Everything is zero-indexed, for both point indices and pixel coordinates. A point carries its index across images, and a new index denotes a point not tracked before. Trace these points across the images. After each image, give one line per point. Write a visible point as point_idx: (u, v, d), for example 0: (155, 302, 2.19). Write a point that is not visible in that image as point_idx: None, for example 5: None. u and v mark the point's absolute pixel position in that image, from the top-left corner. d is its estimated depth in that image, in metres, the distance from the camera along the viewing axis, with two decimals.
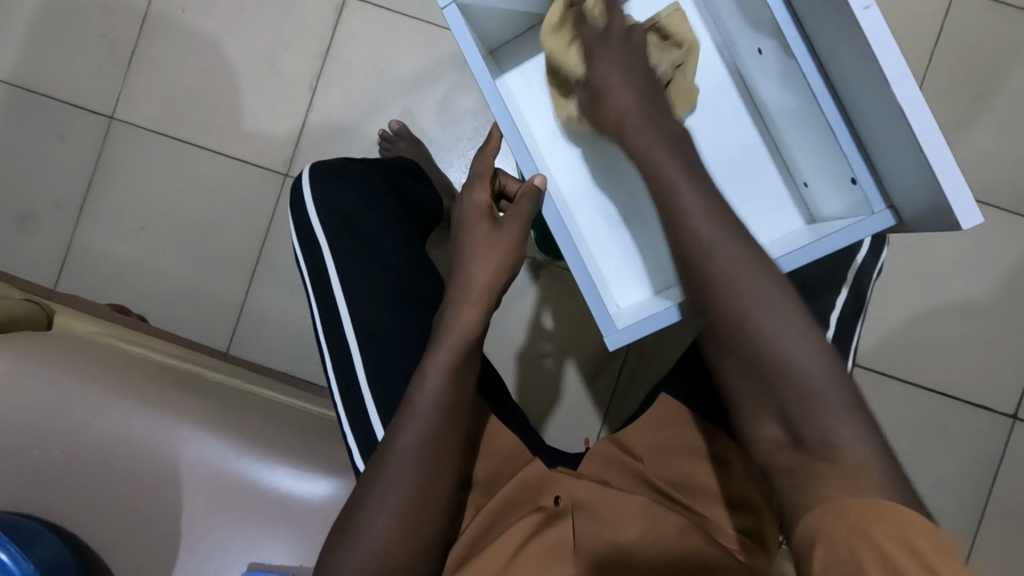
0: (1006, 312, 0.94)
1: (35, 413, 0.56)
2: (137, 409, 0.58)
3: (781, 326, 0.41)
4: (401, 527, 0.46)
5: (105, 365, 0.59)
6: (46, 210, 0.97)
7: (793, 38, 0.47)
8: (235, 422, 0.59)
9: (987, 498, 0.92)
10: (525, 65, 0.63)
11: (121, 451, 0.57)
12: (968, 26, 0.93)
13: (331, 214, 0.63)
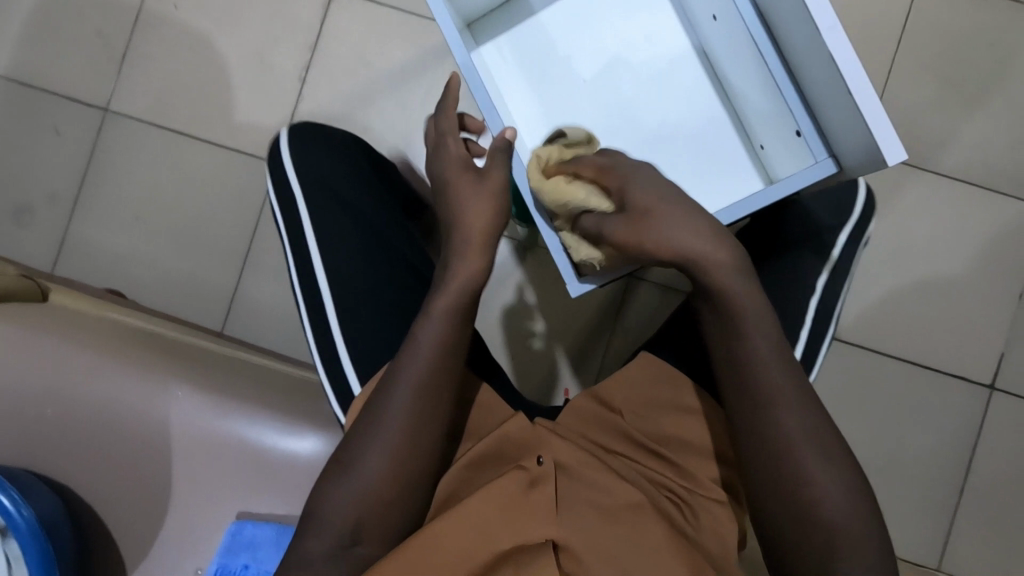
0: (982, 287, 0.96)
1: (31, 375, 0.58)
2: (127, 373, 0.59)
3: (825, 475, 0.48)
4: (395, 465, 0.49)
5: (97, 331, 0.61)
6: (43, 198, 0.99)
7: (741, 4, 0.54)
8: (219, 384, 0.60)
9: (968, 466, 0.94)
10: (499, 38, 0.66)
11: (112, 412, 0.58)
12: (934, 9, 0.97)
13: (310, 177, 0.66)
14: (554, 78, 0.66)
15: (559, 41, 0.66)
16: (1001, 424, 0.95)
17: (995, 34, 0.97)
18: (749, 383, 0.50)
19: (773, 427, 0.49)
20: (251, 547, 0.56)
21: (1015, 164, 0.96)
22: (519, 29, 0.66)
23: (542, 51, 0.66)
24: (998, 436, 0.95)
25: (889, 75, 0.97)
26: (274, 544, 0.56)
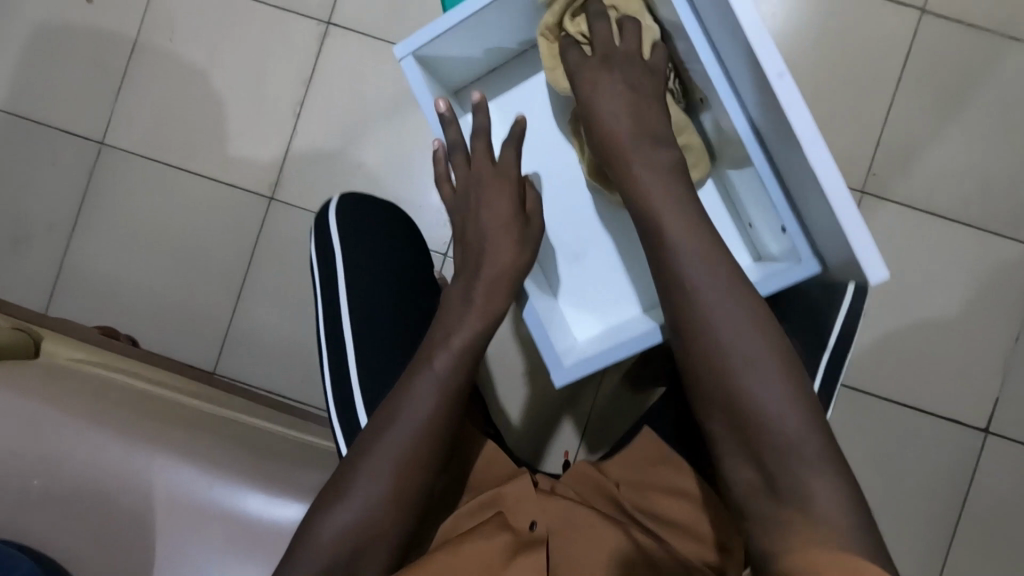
0: (978, 329, 0.95)
1: (19, 441, 0.58)
2: (114, 439, 0.60)
3: (767, 384, 0.44)
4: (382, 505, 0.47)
5: (83, 396, 0.61)
6: (37, 232, 0.99)
7: (717, 80, 0.50)
8: (205, 452, 0.61)
9: (963, 511, 0.93)
10: (489, 103, 0.66)
11: (98, 478, 0.59)
12: (935, 45, 0.95)
13: (348, 230, 0.67)
14: (543, 139, 0.65)
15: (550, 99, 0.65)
16: (996, 468, 0.94)
17: (996, 72, 0.95)
18: (700, 338, 0.46)
19: (713, 347, 0.46)
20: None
21: (1012, 205, 0.95)
22: (508, 92, 0.66)
23: (533, 111, 0.65)
24: (993, 481, 0.93)
25: (889, 113, 0.96)
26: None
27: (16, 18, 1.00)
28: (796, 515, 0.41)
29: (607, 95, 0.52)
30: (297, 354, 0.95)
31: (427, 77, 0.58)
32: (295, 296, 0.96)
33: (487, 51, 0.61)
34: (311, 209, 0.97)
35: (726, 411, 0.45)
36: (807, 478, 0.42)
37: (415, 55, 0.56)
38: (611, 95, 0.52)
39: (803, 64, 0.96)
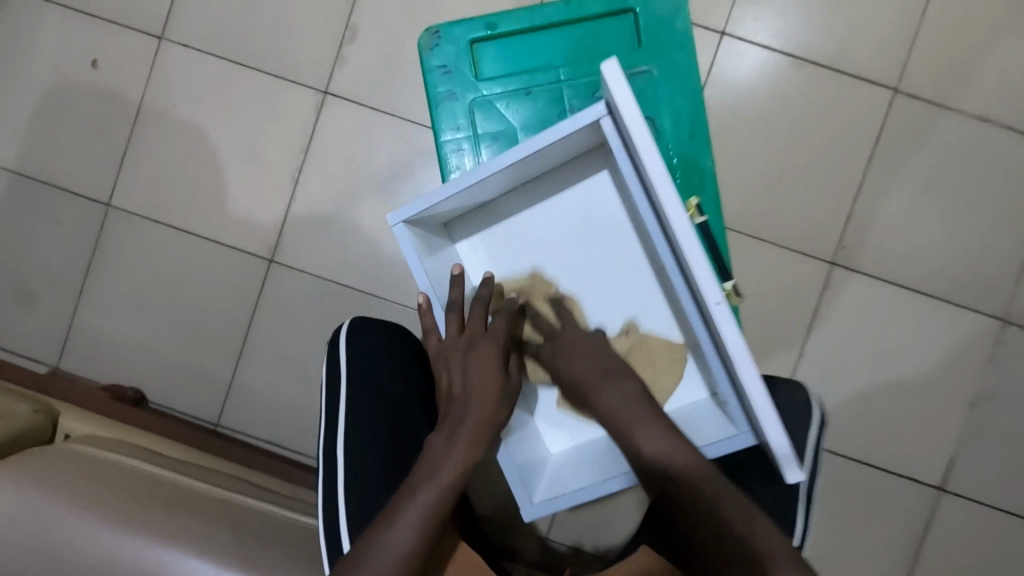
0: (939, 392, 1.01)
1: (38, 534, 0.62)
2: (126, 529, 0.63)
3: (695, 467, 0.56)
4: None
5: (94, 488, 0.65)
6: (48, 291, 1.04)
7: (672, 269, 0.56)
8: (212, 540, 0.65)
9: (915, 561, 1.00)
10: (477, 236, 0.74)
11: (112, 567, 0.62)
12: (907, 124, 1.00)
13: (356, 354, 0.72)
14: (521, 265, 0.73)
15: (527, 230, 0.72)
16: (948, 524, 1.00)
17: (966, 148, 0.99)
18: (638, 454, 0.59)
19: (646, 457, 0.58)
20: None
21: (974, 277, 1.00)
22: (491, 225, 0.74)
23: (512, 241, 0.73)
24: (945, 535, 1.00)
25: (860, 187, 1.00)
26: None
27: (24, 82, 1.04)
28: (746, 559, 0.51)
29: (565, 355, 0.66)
30: (295, 409, 1.02)
31: (417, 233, 0.66)
32: (294, 355, 1.02)
33: (468, 200, 0.68)
34: (311, 272, 1.02)
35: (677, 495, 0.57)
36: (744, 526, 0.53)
37: (405, 219, 0.64)
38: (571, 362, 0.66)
39: (778, 140, 1.01)
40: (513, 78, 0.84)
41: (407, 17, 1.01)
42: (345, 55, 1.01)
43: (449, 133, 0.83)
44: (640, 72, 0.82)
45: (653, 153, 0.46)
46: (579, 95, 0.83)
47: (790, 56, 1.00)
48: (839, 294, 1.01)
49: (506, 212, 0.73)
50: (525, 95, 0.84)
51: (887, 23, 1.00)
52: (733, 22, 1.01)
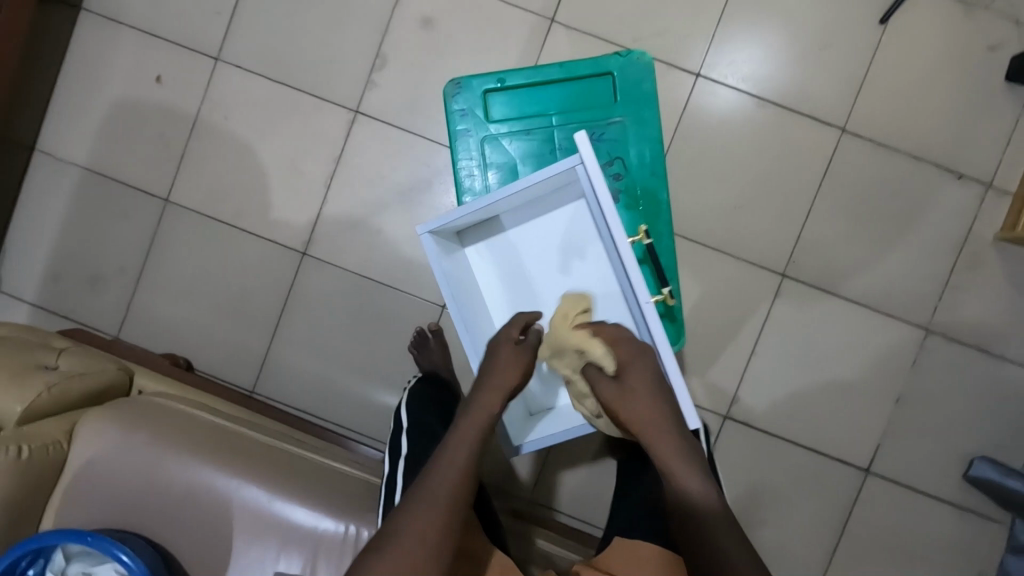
0: (869, 388, 1.18)
1: (134, 462, 0.80)
2: (198, 462, 0.81)
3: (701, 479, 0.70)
4: (428, 538, 0.61)
5: (173, 429, 0.82)
6: (111, 273, 1.21)
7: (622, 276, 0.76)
8: (263, 475, 0.81)
9: (841, 531, 1.18)
10: (481, 244, 0.92)
11: (188, 490, 0.80)
12: (850, 159, 1.17)
13: (416, 407, 0.94)
14: (514, 270, 0.90)
15: (520, 243, 0.90)
16: (871, 500, 1.18)
17: (899, 182, 1.17)
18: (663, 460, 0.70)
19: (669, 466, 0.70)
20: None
21: (904, 292, 1.17)
22: (493, 237, 0.91)
23: (508, 251, 0.90)
24: (867, 510, 1.18)
25: (809, 210, 1.17)
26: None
27: (98, 93, 1.21)
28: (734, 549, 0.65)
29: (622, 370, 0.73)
30: (320, 382, 1.20)
31: (437, 240, 0.83)
32: (321, 335, 1.20)
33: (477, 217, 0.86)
34: (338, 264, 1.19)
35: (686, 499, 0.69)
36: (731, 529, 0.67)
37: (431, 230, 0.82)
38: (622, 395, 0.72)
39: (743, 168, 1.18)
40: (519, 120, 0.99)
41: (429, 51, 1.18)
42: (375, 80, 1.18)
43: (463, 161, 0.99)
44: (614, 122, 0.98)
45: (604, 189, 0.67)
46: (569, 138, 0.99)
47: (755, 97, 1.18)
48: (787, 302, 1.18)
49: (505, 227, 0.90)
50: (525, 134, 0.99)
51: (839, 73, 1.17)
52: (707, 66, 1.18)
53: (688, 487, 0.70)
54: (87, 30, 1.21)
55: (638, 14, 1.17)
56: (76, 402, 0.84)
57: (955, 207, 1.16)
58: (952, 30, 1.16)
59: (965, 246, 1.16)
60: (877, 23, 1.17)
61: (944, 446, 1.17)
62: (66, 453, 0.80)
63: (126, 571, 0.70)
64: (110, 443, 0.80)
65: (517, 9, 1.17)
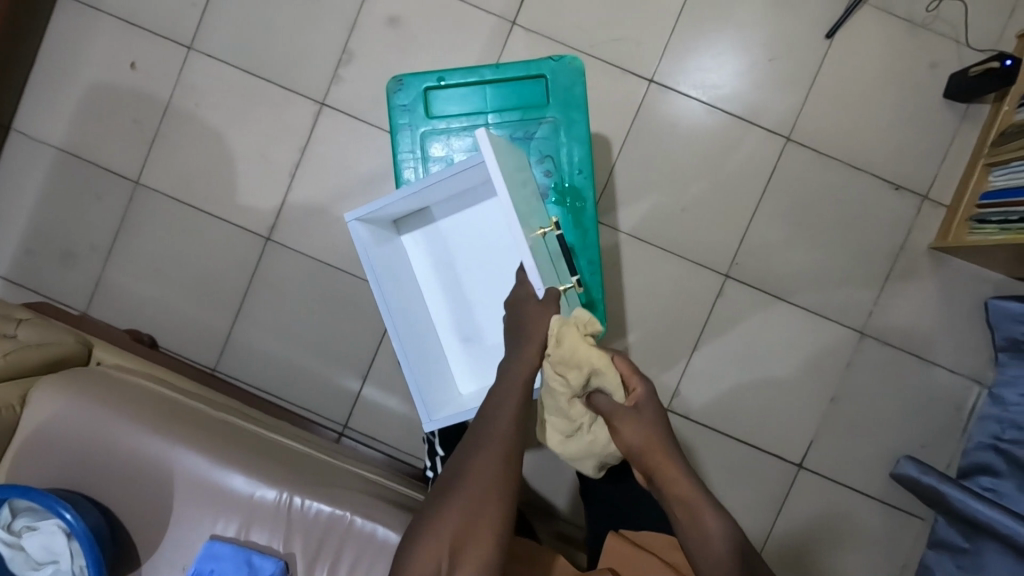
0: (805, 387, 1.23)
1: (78, 428, 0.84)
2: (141, 429, 0.85)
3: (717, 515, 0.65)
4: (490, 482, 0.64)
5: (119, 397, 0.87)
6: (82, 251, 1.26)
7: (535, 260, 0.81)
8: (205, 443, 0.86)
9: (774, 523, 1.23)
10: (418, 231, 0.97)
11: (128, 456, 0.84)
12: (794, 168, 1.22)
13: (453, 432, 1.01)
14: (447, 257, 0.96)
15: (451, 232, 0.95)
16: (803, 494, 1.23)
17: (840, 190, 1.22)
18: (675, 490, 0.67)
19: (683, 495, 0.67)
20: (253, 569, 0.81)
21: (841, 297, 1.22)
22: (427, 226, 0.96)
23: (442, 239, 0.96)
24: (799, 504, 1.23)
25: (754, 215, 1.22)
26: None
27: (74, 76, 1.25)
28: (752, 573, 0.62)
29: (640, 412, 0.71)
30: (281, 363, 1.25)
31: (368, 226, 0.88)
32: (282, 319, 1.25)
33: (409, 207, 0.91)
34: (300, 250, 1.24)
35: (700, 529, 0.64)
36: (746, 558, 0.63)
37: (359, 217, 0.86)
38: (640, 426, 0.70)
39: (692, 173, 1.23)
40: (458, 117, 0.97)
41: (394, 47, 1.22)
42: (342, 74, 1.23)
43: (401, 159, 0.96)
44: (546, 122, 0.95)
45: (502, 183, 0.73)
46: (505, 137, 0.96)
47: (706, 104, 1.23)
48: (730, 302, 1.23)
49: (437, 217, 0.96)
50: (463, 132, 0.97)
51: (786, 84, 1.22)
52: (661, 72, 1.23)
53: (708, 526, 0.64)
54: (65, 16, 1.25)
55: (596, 21, 1.22)
56: (33, 368, 0.89)
57: (892, 217, 1.22)
58: (895, 47, 1.21)
59: (901, 255, 1.22)
60: (825, 37, 1.22)
61: (874, 446, 1.23)
62: (17, 417, 0.84)
63: (68, 526, 0.74)
64: (59, 408, 0.84)
65: (480, 11, 1.22)
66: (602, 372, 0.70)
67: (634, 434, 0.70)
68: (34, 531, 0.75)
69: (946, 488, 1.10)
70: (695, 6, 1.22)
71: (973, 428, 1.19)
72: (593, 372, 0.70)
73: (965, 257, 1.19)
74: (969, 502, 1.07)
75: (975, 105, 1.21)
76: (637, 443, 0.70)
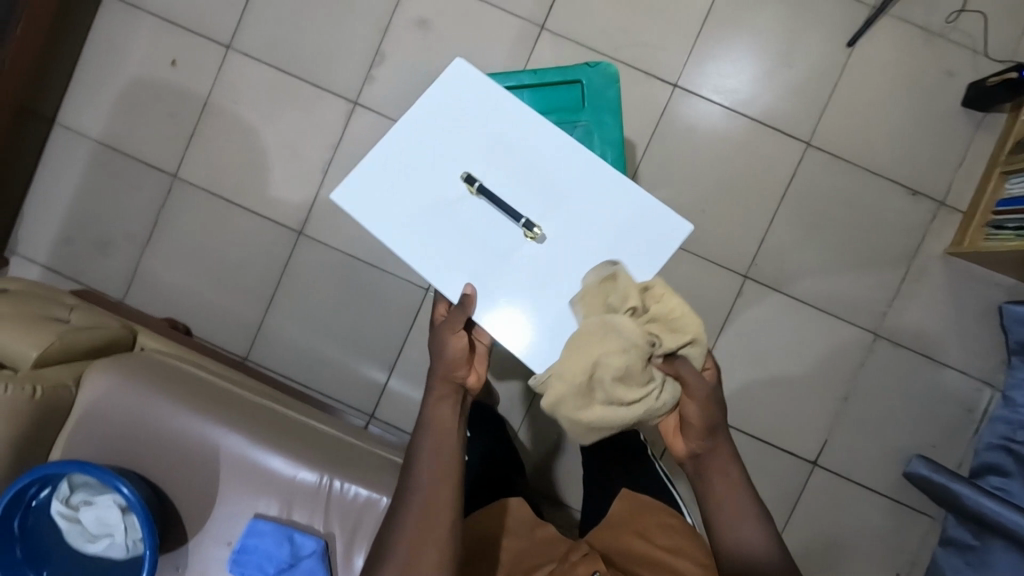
0: (819, 386, 1.26)
1: (123, 407, 0.87)
2: (178, 408, 0.88)
3: (747, 501, 0.73)
4: (418, 529, 0.66)
5: (158, 379, 0.90)
6: (120, 241, 1.30)
7: (465, 242, 0.75)
8: (243, 425, 0.89)
9: (788, 519, 1.26)
10: None
11: (171, 436, 0.87)
12: (813, 172, 1.25)
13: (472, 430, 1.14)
14: None
15: None
16: (816, 491, 1.26)
17: (857, 195, 1.25)
18: (716, 469, 0.74)
19: (721, 475, 0.74)
20: (294, 545, 0.85)
21: (857, 299, 1.25)
22: None
23: None
24: (812, 500, 1.26)
25: (773, 218, 1.26)
26: (311, 556, 0.85)
27: (116, 71, 1.30)
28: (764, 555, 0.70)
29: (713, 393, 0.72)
30: (309, 353, 1.29)
31: None
32: (311, 310, 1.29)
33: None
34: (331, 243, 1.28)
35: (727, 506, 0.73)
36: (766, 541, 0.71)
37: None
38: (708, 406, 0.71)
39: (713, 176, 1.26)
40: None
41: (425, 49, 1.26)
42: (374, 74, 1.27)
43: None
44: (579, 126, 0.98)
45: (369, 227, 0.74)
46: None
47: (728, 109, 1.26)
48: (748, 302, 1.26)
49: None
50: None
51: (806, 90, 1.25)
52: (684, 78, 1.26)
53: (734, 502, 0.73)
54: (109, 13, 1.30)
55: (622, 26, 1.26)
56: (84, 353, 0.93)
57: (907, 222, 1.25)
58: (914, 55, 1.24)
59: (915, 258, 1.25)
60: (845, 46, 1.25)
61: (888, 445, 1.26)
62: (73, 396, 0.88)
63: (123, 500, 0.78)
64: (105, 390, 0.88)
65: (510, 15, 1.26)
66: (698, 342, 0.66)
67: (701, 414, 0.72)
68: (90, 505, 0.80)
69: (958, 487, 1.14)
70: (719, 14, 1.26)
71: (983, 430, 1.23)
72: (692, 337, 0.65)
73: (979, 262, 1.22)
74: (982, 500, 1.11)
75: (991, 114, 1.24)
76: (698, 422, 0.72)
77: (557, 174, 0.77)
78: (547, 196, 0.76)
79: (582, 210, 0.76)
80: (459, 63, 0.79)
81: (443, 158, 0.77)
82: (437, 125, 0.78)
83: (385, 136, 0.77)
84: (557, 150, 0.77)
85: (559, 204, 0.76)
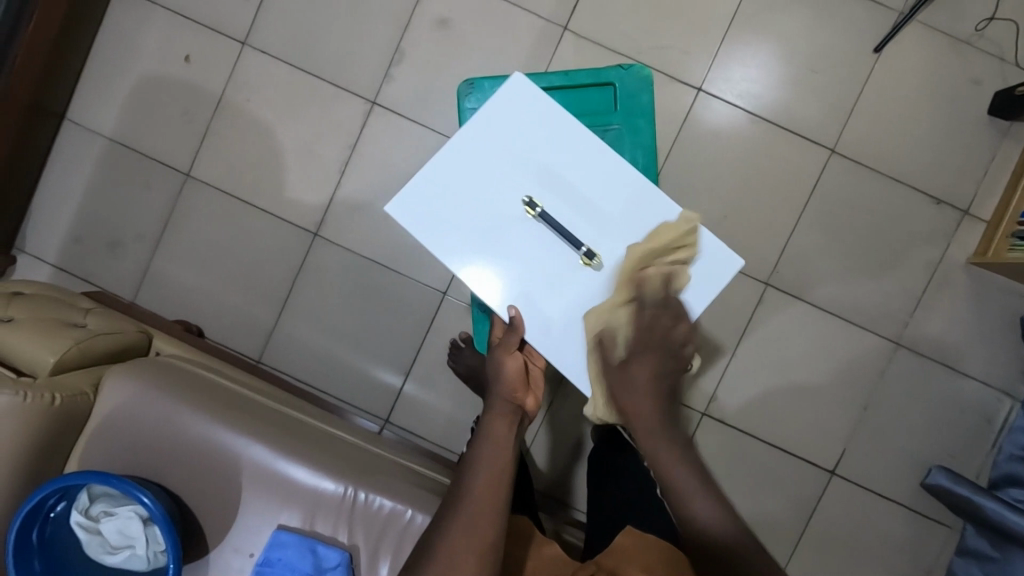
0: (839, 395, 1.25)
1: (137, 414, 0.85)
2: (188, 410, 0.86)
3: (689, 471, 0.73)
4: (468, 537, 0.64)
5: (170, 382, 0.88)
6: (131, 241, 1.27)
7: (521, 266, 0.77)
8: (256, 430, 0.87)
9: (805, 527, 1.26)
10: None
11: (189, 443, 0.85)
12: (837, 180, 1.24)
13: None
14: None
15: None
16: (834, 500, 1.26)
17: (881, 203, 1.24)
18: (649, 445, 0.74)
19: (656, 450, 0.74)
20: (318, 558, 0.83)
21: (879, 308, 1.25)
22: None
23: None
24: (829, 510, 1.26)
25: (795, 225, 1.24)
26: (336, 568, 0.83)
27: (128, 67, 1.27)
28: (714, 520, 0.70)
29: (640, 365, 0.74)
30: (323, 357, 1.27)
31: None
32: (325, 313, 1.26)
33: None
34: (346, 245, 1.26)
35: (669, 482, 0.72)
36: (715, 511, 0.70)
37: None
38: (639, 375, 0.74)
39: (737, 184, 1.24)
40: None
41: (446, 49, 1.24)
42: (393, 73, 1.24)
43: None
44: (611, 129, 0.97)
45: (426, 243, 0.76)
46: None
47: (752, 114, 1.24)
48: (769, 309, 1.25)
49: None
50: None
51: (831, 96, 1.24)
52: (708, 81, 1.24)
53: (674, 475, 0.72)
54: (122, 7, 1.27)
55: (645, 28, 1.24)
56: (100, 358, 0.91)
57: (930, 230, 1.24)
58: (940, 63, 1.23)
59: (938, 267, 1.24)
60: (872, 51, 1.23)
61: (906, 455, 1.25)
62: (91, 404, 0.86)
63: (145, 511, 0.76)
64: (118, 396, 0.85)
65: (533, 16, 1.24)
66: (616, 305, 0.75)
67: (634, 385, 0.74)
68: (110, 516, 0.78)
69: (980, 499, 1.12)
70: (745, 18, 1.24)
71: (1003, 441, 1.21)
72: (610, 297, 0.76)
73: (1002, 272, 1.21)
74: (1004, 513, 1.08)
75: (1017, 122, 1.22)
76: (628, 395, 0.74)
77: (615, 198, 0.78)
78: (604, 220, 0.78)
79: (637, 240, 0.77)
80: (518, 78, 0.79)
81: (500, 178, 0.78)
82: (495, 144, 0.79)
83: (446, 155, 0.78)
84: (615, 177, 0.79)
85: (613, 229, 0.77)
